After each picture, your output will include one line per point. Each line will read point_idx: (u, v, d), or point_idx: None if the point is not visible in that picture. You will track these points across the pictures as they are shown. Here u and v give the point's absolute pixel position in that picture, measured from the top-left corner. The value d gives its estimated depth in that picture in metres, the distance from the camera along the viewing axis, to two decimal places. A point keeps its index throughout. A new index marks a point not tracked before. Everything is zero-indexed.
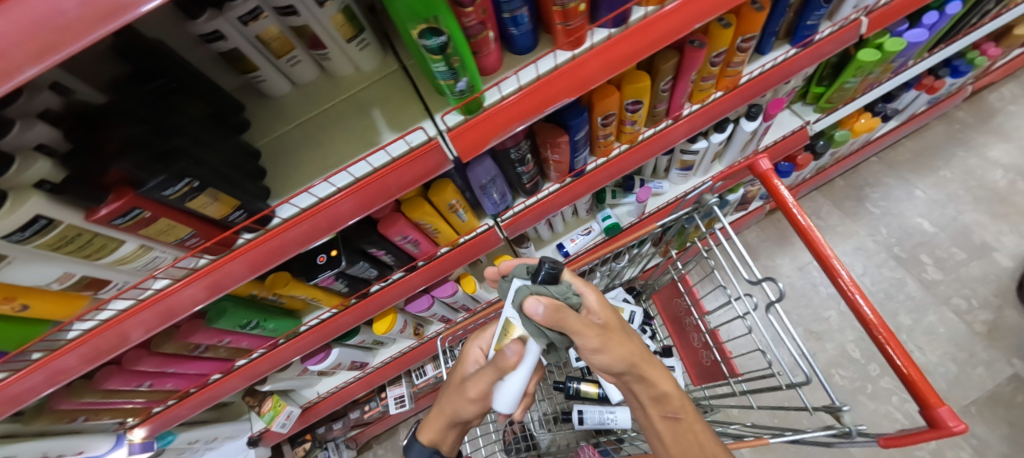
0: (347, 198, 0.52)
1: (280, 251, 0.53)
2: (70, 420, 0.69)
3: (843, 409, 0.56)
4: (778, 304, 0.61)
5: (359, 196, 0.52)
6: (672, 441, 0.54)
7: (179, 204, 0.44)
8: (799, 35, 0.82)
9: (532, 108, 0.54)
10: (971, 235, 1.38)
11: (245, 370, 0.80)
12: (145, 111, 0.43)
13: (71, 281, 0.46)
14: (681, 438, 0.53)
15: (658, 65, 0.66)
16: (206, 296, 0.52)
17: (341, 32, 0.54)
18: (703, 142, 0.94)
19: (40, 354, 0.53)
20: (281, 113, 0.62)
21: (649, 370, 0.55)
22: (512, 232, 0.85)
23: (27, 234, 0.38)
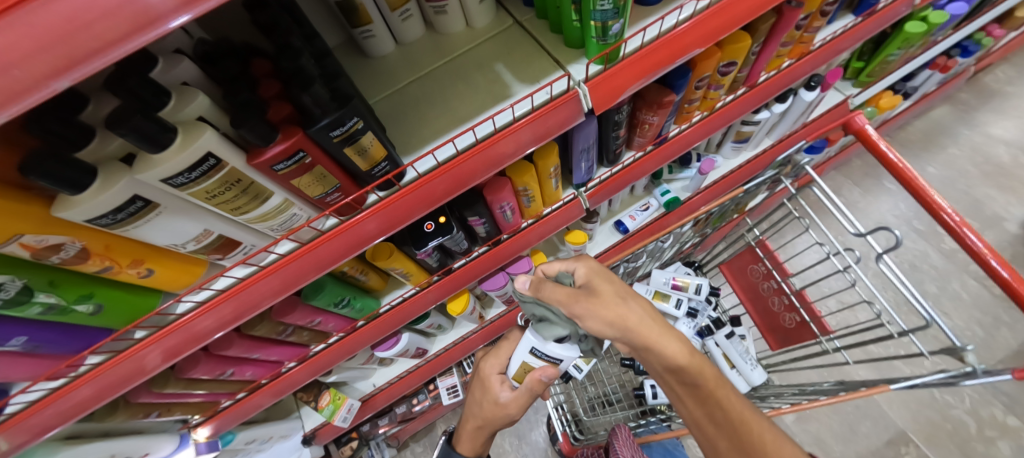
0: (437, 179, 0.49)
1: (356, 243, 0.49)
2: (145, 416, 0.63)
3: (967, 349, 0.57)
4: (888, 254, 0.63)
5: (448, 177, 0.49)
6: (694, 404, 0.55)
7: (338, 151, 0.40)
8: (863, 5, 0.85)
9: (666, 59, 0.53)
10: (982, 207, 1.45)
11: (306, 367, 0.75)
12: (300, 44, 0.38)
13: (207, 241, 0.42)
14: (704, 401, 0.54)
15: (757, 25, 0.66)
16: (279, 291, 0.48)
17: None
18: (765, 113, 0.95)
19: (143, 333, 0.47)
20: (385, 70, 0.59)
21: (655, 348, 0.54)
22: (593, 203, 0.82)
23: (193, 176, 0.34)
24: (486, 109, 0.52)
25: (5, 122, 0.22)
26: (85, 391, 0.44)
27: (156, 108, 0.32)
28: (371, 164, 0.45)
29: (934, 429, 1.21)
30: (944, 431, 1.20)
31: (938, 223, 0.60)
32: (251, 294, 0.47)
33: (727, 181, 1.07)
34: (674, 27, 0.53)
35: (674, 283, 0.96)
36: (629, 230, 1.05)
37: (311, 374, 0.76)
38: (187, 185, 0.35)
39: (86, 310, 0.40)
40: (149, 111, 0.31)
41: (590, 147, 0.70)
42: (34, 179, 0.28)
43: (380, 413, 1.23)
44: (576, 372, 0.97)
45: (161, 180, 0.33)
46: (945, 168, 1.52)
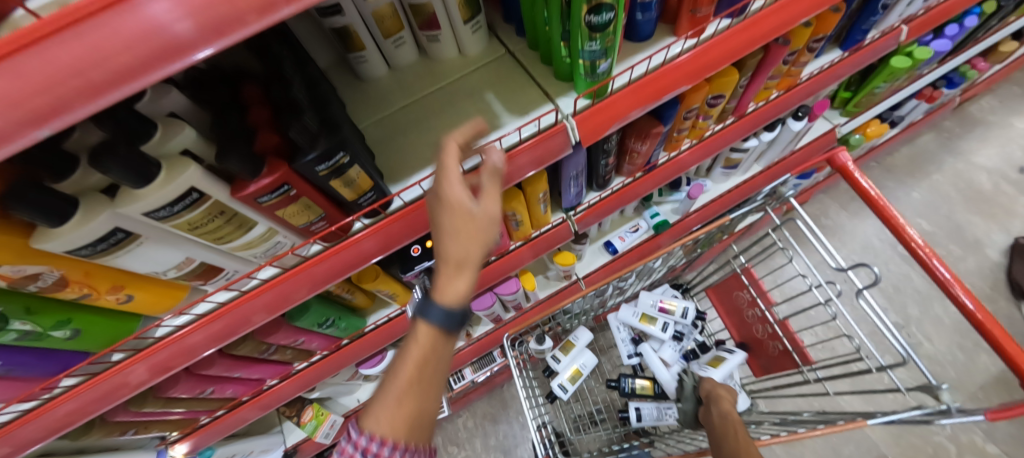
0: None
1: (345, 267, 0.49)
2: (121, 434, 0.62)
3: (942, 388, 0.58)
4: (867, 290, 0.64)
5: None
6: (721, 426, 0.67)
7: (324, 183, 0.41)
8: (850, 40, 0.87)
9: (653, 95, 0.54)
10: (966, 234, 1.48)
11: (296, 380, 0.75)
12: (291, 73, 0.39)
13: (188, 268, 0.41)
14: None
15: (746, 60, 0.68)
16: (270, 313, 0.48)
17: (460, 12, 0.52)
18: (754, 140, 0.97)
19: (121, 355, 0.47)
20: (377, 94, 0.59)
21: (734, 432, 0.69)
22: (582, 226, 0.84)
23: (175, 209, 0.34)
24: None
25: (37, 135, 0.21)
26: (69, 406, 0.44)
27: (140, 141, 0.33)
28: (358, 193, 0.45)
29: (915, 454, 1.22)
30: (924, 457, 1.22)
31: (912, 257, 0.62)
32: (247, 311, 0.47)
33: (718, 204, 1.10)
34: (662, 64, 0.54)
35: (661, 306, 0.99)
36: (618, 251, 1.06)
37: (300, 388, 0.76)
38: (171, 217, 0.35)
39: (63, 335, 0.40)
40: (133, 145, 0.31)
41: (578, 174, 0.71)
42: (16, 211, 0.28)
43: None
44: (562, 392, 0.99)
45: (144, 213, 0.33)
46: (930, 194, 1.55)
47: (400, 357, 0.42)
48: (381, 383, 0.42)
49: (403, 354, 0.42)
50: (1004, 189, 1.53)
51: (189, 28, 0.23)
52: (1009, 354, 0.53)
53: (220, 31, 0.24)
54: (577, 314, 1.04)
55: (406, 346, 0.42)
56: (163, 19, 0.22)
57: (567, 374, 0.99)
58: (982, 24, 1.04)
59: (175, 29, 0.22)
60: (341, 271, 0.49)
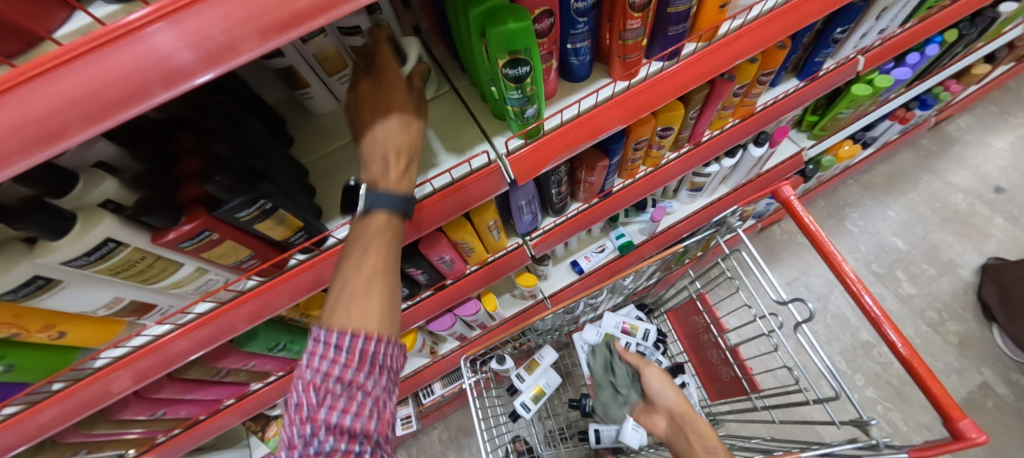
0: None
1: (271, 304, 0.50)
2: (73, 454, 0.63)
3: (871, 423, 0.59)
4: (805, 324, 0.65)
5: None
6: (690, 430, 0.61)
7: (248, 227, 0.42)
8: (806, 71, 0.89)
9: (586, 136, 0.56)
10: (940, 253, 1.49)
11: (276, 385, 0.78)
12: (219, 126, 0.41)
13: (118, 306, 0.43)
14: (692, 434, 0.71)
15: (691, 95, 0.69)
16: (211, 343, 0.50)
17: None
18: (715, 166, 0.99)
19: (62, 384, 0.48)
20: (325, 129, 0.61)
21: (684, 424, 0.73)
22: (539, 251, 0.85)
23: (92, 258, 0.36)
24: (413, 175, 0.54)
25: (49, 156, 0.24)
26: (51, 412, 0.47)
27: (58, 195, 0.35)
28: (287, 233, 0.47)
29: None
30: None
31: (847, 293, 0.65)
32: (230, 319, 0.49)
33: (673, 232, 1.11)
34: (594, 106, 0.56)
35: (624, 328, 1.00)
36: (585, 271, 1.07)
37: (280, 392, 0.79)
38: (87, 265, 0.36)
39: None
40: (47, 202, 0.32)
41: (528, 204, 0.72)
42: None
43: None
44: (524, 411, 1.01)
45: (62, 262, 0.35)
46: (906, 213, 1.57)
47: (354, 246, 0.43)
48: (335, 285, 0.42)
49: (360, 250, 0.42)
50: (979, 208, 1.54)
51: (190, 57, 0.25)
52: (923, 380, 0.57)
53: (219, 57, 0.25)
54: (546, 331, 1.04)
55: (358, 246, 0.43)
56: (167, 49, 0.24)
57: (530, 393, 1.01)
58: (946, 51, 1.06)
59: (178, 57, 0.24)
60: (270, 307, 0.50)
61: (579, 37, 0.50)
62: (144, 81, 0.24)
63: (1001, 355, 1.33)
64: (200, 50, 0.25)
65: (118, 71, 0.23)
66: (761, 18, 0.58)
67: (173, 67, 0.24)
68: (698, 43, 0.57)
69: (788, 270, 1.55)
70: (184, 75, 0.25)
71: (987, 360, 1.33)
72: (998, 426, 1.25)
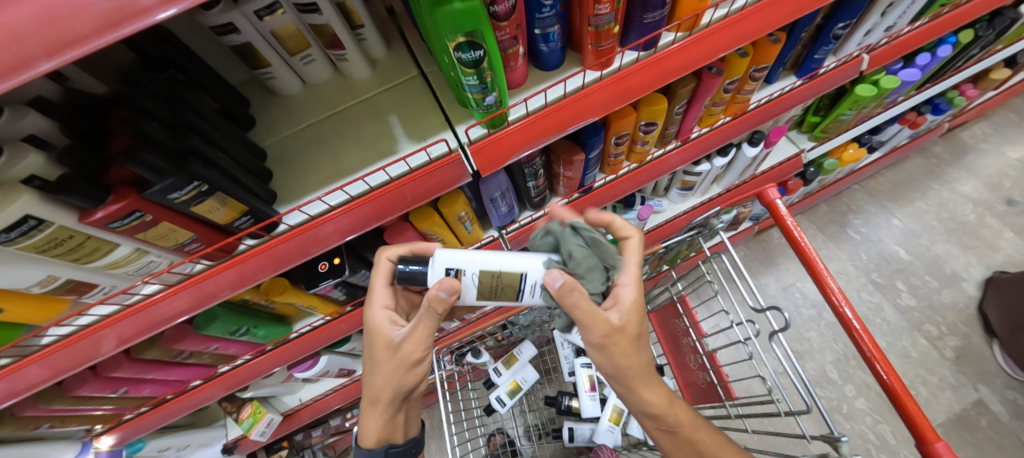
0: (344, 215, 0.49)
1: (255, 273, 0.49)
2: (34, 428, 0.64)
3: (841, 440, 0.57)
4: (781, 333, 0.62)
5: (357, 213, 0.50)
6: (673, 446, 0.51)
7: (185, 209, 0.41)
8: (805, 68, 0.85)
9: (553, 127, 0.53)
10: (943, 265, 1.44)
11: (274, 355, 0.76)
12: (154, 105, 0.40)
13: (54, 284, 0.42)
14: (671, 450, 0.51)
15: (676, 89, 0.66)
16: (190, 308, 0.49)
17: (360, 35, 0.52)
18: (706, 165, 0.95)
19: (7, 360, 0.48)
20: (289, 111, 0.59)
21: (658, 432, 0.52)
22: (516, 246, 0.83)
23: (13, 235, 0.35)
24: (372, 162, 0.52)
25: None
26: None
27: None
28: (231, 217, 0.45)
29: None
30: None
31: (827, 303, 0.62)
32: (212, 285, 0.48)
33: (670, 226, 1.07)
34: (563, 96, 0.53)
35: None
36: None
37: (277, 363, 0.77)
38: (9, 242, 0.35)
39: None
40: None
41: (502, 195, 0.70)
42: None
43: (314, 424, 1.24)
44: (499, 406, 1.00)
45: None
46: (911, 222, 1.51)
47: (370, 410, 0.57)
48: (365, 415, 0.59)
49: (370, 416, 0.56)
50: (988, 221, 1.48)
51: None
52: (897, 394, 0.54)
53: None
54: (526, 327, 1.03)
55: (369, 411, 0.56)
56: None
57: (505, 387, 1.00)
58: (960, 52, 1.00)
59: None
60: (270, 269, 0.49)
61: (547, 21, 0.47)
62: (25, 51, 0.22)
63: (1000, 373, 1.28)
64: (93, 15, 0.23)
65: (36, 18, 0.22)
66: (747, 9, 0.54)
67: (66, 34, 0.23)
68: (678, 33, 0.54)
69: (784, 275, 1.51)
70: (77, 42, 0.23)
71: (984, 377, 1.28)
72: (991, 445, 1.21)
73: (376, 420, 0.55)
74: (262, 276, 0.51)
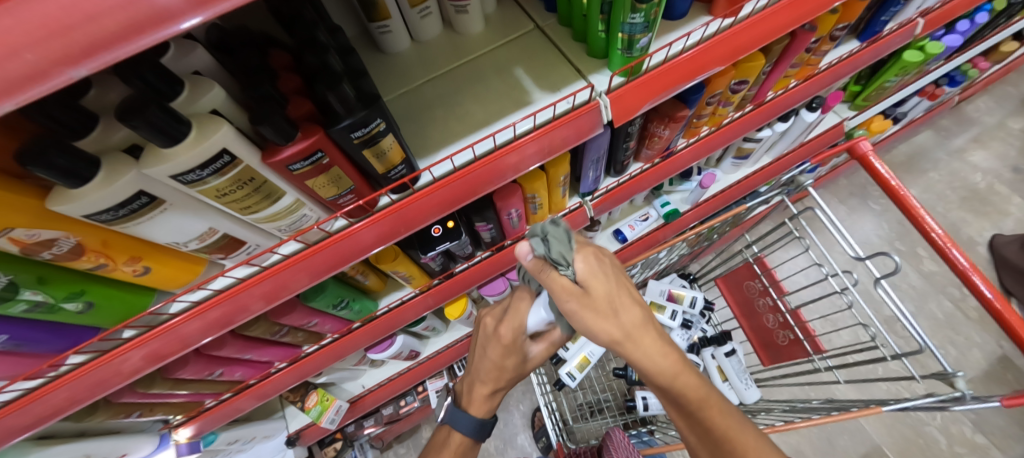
0: (372, 227, 0.46)
1: (281, 290, 0.46)
2: (126, 416, 0.60)
3: (957, 375, 0.59)
4: (886, 279, 0.64)
5: (383, 224, 0.47)
6: (685, 424, 0.47)
7: (357, 152, 0.39)
8: (868, 32, 0.88)
9: (687, 75, 0.53)
10: (960, 231, 1.52)
11: (290, 372, 0.72)
12: (324, 40, 0.37)
13: (210, 240, 0.39)
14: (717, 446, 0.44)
15: (772, 46, 0.67)
16: (214, 331, 0.45)
17: None
18: (767, 130, 0.97)
19: (134, 332, 0.44)
20: (400, 68, 0.56)
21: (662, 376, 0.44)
22: (598, 213, 0.83)
23: (205, 173, 0.32)
24: (505, 114, 0.51)
25: (9, 110, 0.19)
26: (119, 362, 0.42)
27: (168, 99, 0.31)
28: (388, 167, 0.43)
29: (907, 443, 1.23)
30: (916, 446, 1.22)
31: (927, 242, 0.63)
32: (243, 299, 0.45)
33: (721, 198, 1.10)
34: (698, 43, 0.53)
35: (670, 295, 1.00)
36: (628, 240, 1.06)
37: (296, 378, 0.74)
38: (198, 182, 0.32)
39: (75, 308, 0.38)
40: (163, 102, 0.28)
41: (600, 158, 0.70)
42: (33, 169, 0.26)
43: (366, 414, 1.19)
44: (570, 380, 1.00)
45: (171, 176, 0.31)
46: (927, 192, 1.58)
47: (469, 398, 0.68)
48: (466, 391, 0.69)
49: (474, 393, 0.67)
50: (997, 188, 1.57)
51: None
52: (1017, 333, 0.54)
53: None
54: None
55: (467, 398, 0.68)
56: None
57: (575, 362, 0.99)
58: (992, 19, 1.05)
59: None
60: (285, 287, 0.46)
61: None
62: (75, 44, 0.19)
63: None
64: (112, 22, 0.20)
65: (45, 23, 0.19)
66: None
67: (90, 37, 0.20)
68: None
69: None
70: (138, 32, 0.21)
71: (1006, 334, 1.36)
72: None
73: (487, 396, 0.66)
74: (293, 289, 0.47)
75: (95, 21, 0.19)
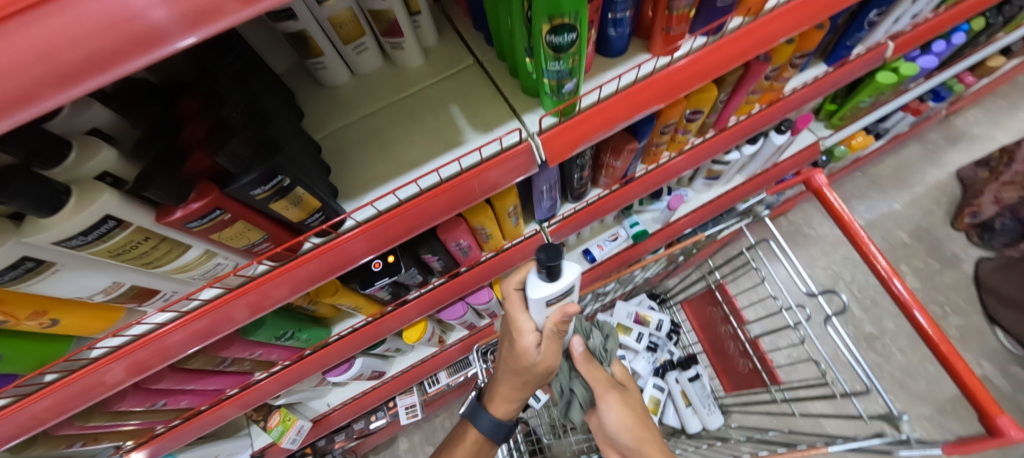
0: (360, 236, 0.46)
1: (261, 303, 0.46)
2: (66, 447, 0.60)
3: (902, 418, 0.57)
4: (836, 317, 0.63)
5: (371, 234, 0.47)
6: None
7: (263, 206, 0.38)
8: (835, 56, 0.86)
9: (622, 115, 0.52)
10: (944, 248, 1.50)
11: (279, 378, 0.72)
12: (229, 91, 0.37)
13: (117, 291, 0.39)
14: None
15: (725, 77, 0.66)
16: (194, 344, 0.45)
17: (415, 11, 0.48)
18: (735, 153, 0.96)
19: (54, 376, 0.44)
20: (337, 102, 0.56)
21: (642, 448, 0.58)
22: (556, 239, 0.82)
23: (89, 238, 0.32)
24: (437, 154, 0.50)
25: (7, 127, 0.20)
26: (35, 410, 0.41)
27: (48, 164, 0.30)
28: (304, 214, 0.43)
29: None
30: None
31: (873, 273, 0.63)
32: (229, 310, 0.45)
33: (693, 217, 1.09)
34: (633, 82, 0.52)
35: (636, 317, 0.99)
36: (597, 260, 1.04)
37: (284, 385, 0.74)
38: (85, 246, 0.32)
39: None
40: (37, 171, 0.28)
41: (551, 188, 0.69)
42: None
43: (336, 429, 1.19)
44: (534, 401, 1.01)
45: (54, 242, 0.31)
46: (911, 207, 1.57)
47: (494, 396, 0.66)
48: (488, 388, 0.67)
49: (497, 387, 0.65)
50: None
51: (166, 17, 0.21)
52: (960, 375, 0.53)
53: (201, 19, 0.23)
54: None
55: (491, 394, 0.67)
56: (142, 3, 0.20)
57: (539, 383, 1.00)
58: (971, 39, 1.02)
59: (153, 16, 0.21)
60: (263, 301, 0.46)
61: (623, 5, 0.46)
62: (64, 65, 0.20)
63: (1001, 350, 1.36)
64: (95, 46, 0.20)
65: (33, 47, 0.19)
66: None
67: (66, 65, 0.20)
68: (744, 18, 0.53)
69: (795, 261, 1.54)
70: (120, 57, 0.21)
71: (986, 353, 1.35)
72: None
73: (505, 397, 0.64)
74: (276, 302, 0.47)
75: (78, 46, 0.20)
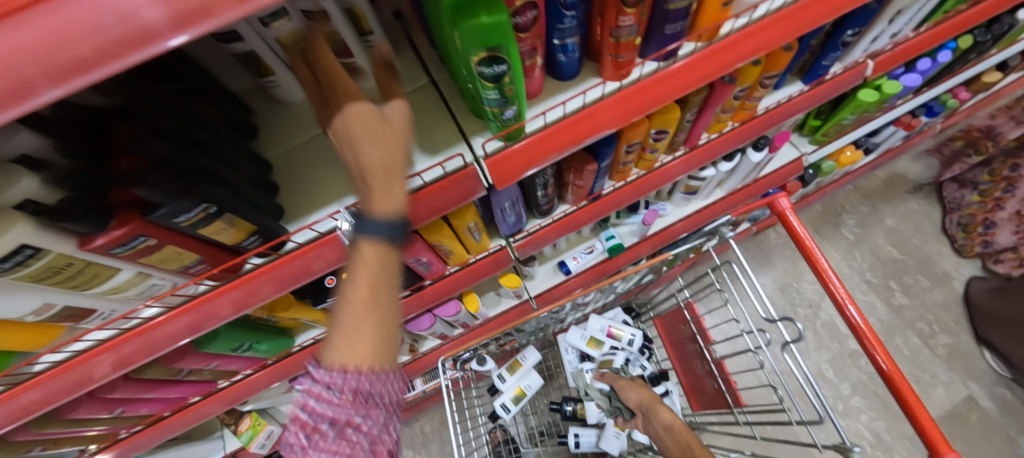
0: None
1: (248, 299, 0.47)
2: (26, 452, 0.60)
3: (854, 450, 0.57)
4: (794, 344, 0.62)
5: None
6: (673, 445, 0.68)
7: (191, 231, 0.39)
8: (812, 74, 0.85)
9: (570, 140, 0.51)
10: (935, 265, 1.48)
11: (271, 372, 0.76)
12: (159, 118, 0.36)
13: (50, 312, 0.40)
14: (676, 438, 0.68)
15: (689, 98, 0.65)
16: (187, 334, 0.47)
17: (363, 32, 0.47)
18: (711, 170, 0.95)
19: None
20: (292, 120, 0.56)
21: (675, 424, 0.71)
22: (523, 254, 0.82)
23: (9, 265, 0.32)
24: None
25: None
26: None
27: None
28: (238, 238, 0.44)
29: None
30: None
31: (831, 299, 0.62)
32: (214, 306, 0.47)
33: (670, 232, 1.08)
34: (582, 107, 0.51)
35: (609, 332, 0.99)
36: (572, 272, 1.04)
37: (275, 379, 0.77)
38: (5, 272, 0.32)
39: None
40: None
41: (512, 205, 0.69)
42: None
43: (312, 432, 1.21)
44: (504, 412, 0.99)
45: None
46: (904, 223, 1.54)
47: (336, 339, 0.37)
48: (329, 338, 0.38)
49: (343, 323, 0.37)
50: None
51: (159, 14, 0.19)
52: (912, 410, 0.53)
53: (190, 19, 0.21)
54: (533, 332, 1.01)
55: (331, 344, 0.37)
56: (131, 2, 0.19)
57: (510, 394, 1.00)
58: (957, 57, 1.00)
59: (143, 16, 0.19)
60: (250, 296, 0.47)
61: (565, 31, 0.45)
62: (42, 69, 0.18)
63: (989, 371, 1.33)
64: (80, 50, 0.18)
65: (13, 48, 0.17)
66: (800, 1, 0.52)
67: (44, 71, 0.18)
68: (697, 44, 0.52)
69: (782, 275, 1.52)
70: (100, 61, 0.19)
71: (974, 374, 1.33)
72: (980, 439, 1.27)
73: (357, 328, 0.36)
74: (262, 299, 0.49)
75: (63, 49, 0.18)
